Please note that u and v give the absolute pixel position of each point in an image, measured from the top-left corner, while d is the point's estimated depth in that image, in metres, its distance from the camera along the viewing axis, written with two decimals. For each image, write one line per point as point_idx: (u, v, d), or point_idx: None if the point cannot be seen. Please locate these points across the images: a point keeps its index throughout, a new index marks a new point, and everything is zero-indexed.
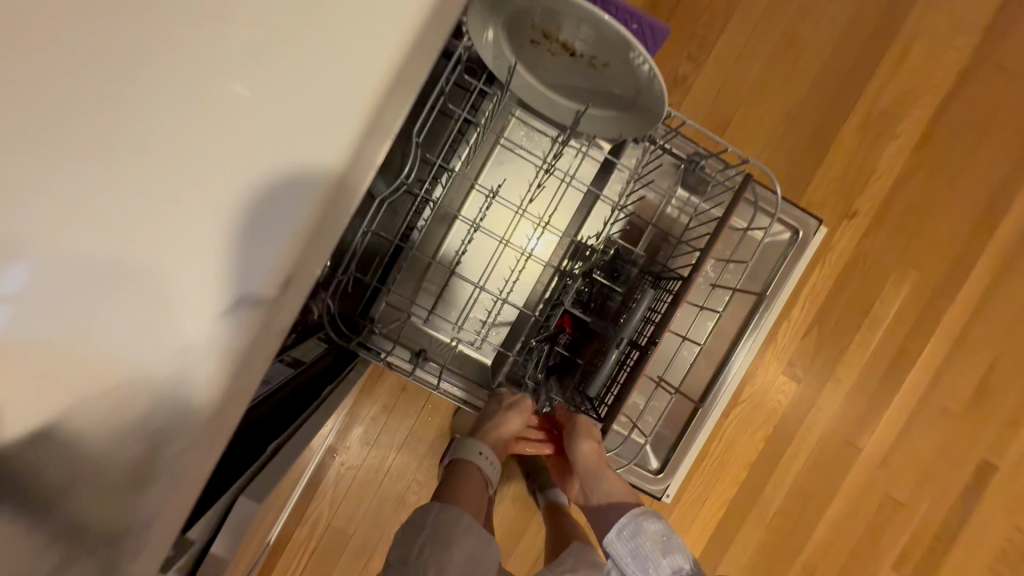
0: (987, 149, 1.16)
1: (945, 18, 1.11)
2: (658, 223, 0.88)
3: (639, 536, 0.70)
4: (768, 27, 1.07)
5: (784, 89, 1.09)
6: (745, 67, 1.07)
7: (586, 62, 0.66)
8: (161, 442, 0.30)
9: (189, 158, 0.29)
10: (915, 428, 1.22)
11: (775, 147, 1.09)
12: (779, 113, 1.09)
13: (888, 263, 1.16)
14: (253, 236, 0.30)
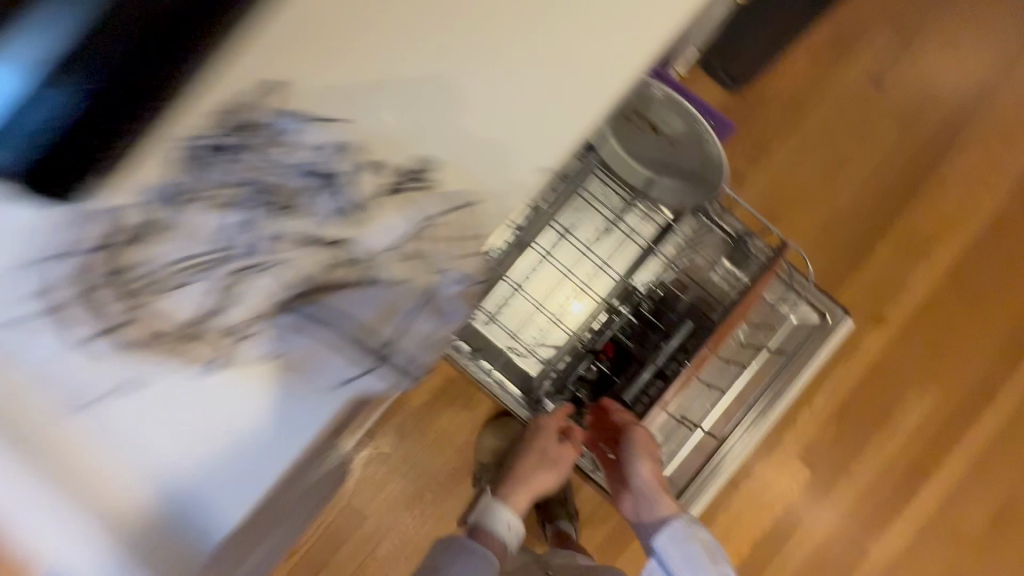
0: (1016, 286, 1.26)
1: (984, 169, 1.26)
2: (704, 287, 0.96)
3: (690, 540, 0.83)
4: (820, 145, 1.24)
5: (828, 198, 1.24)
6: (796, 173, 1.23)
7: (665, 141, 0.84)
8: (400, 314, 0.39)
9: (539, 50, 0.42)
10: (925, 543, 1.23)
11: (814, 246, 1.23)
12: (821, 217, 1.23)
13: (911, 375, 1.24)
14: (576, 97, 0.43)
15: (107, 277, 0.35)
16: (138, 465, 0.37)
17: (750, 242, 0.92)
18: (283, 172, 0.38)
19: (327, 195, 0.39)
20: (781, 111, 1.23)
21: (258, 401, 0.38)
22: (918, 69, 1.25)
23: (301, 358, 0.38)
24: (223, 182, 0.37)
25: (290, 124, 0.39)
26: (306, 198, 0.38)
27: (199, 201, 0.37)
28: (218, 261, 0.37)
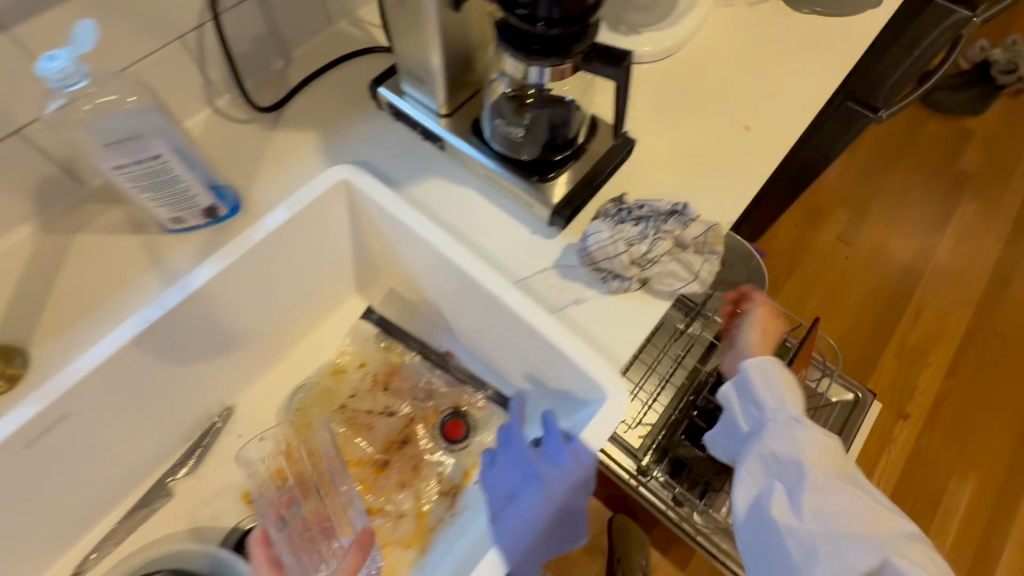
0: (1009, 377, 1.59)
1: (942, 296, 1.71)
2: None
3: (767, 376, 0.64)
4: (841, 285, 1.71)
5: (843, 309, 1.68)
6: (810, 293, 1.69)
7: None
8: (699, 279, 0.57)
9: (720, 135, 0.71)
10: None
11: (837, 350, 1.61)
12: (843, 326, 1.65)
13: (951, 462, 1.46)
14: (745, 162, 0.70)
15: (593, 250, 0.57)
16: (597, 342, 0.56)
17: None
18: (659, 208, 0.59)
19: (676, 218, 0.58)
20: (780, 253, 1.76)
21: (622, 333, 0.57)
22: (873, 228, 1.82)
23: (642, 295, 0.59)
24: (632, 215, 0.59)
25: (649, 202, 0.61)
26: (668, 220, 0.58)
27: (626, 219, 0.58)
28: (645, 238, 0.57)
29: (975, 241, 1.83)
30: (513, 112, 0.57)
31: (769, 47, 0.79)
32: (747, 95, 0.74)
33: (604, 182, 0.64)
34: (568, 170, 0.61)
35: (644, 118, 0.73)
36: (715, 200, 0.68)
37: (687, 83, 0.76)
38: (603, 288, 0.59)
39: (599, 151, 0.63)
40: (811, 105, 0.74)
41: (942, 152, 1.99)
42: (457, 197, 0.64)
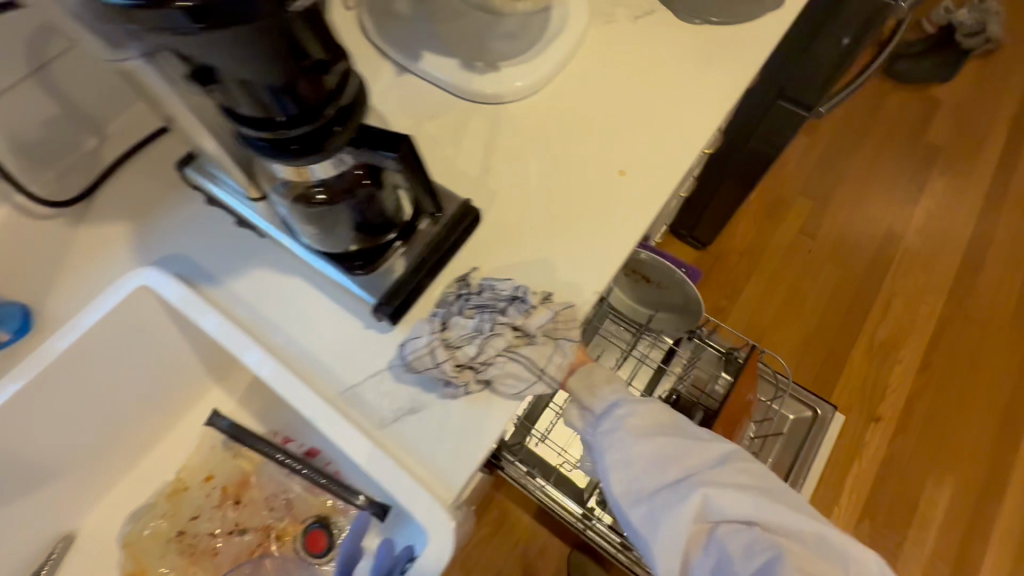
0: (988, 365, 1.51)
1: (913, 283, 1.62)
2: (702, 385, 1.18)
3: (591, 385, 0.62)
4: (805, 279, 1.62)
5: (809, 306, 1.59)
6: (773, 291, 1.61)
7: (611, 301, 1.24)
8: (546, 377, 0.49)
9: (596, 177, 0.62)
10: None
11: (803, 350, 1.53)
12: (810, 323, 1.56)
13: (926, 463, 1.39)
14: (624, 208, 0.61)
15: (411, 358, 0.48)
16: (428, 462, 0.49)
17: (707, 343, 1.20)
18: (498, 293, 0.51)
19: (515, 306, 0.50)
20: (741, 251, 1.66)
21: (459, 449, 0.49)
22: (837, 214, 1.72)
23: (485, 397, 0.50)
24: (467, 306, 0.51)
25: (492, 284, 0.52)
26: (507, 309, 0.50)
27: (458, 312, 0.50)
28: (475, 336, 0.48)
29: (947, 219, 1.73)
30: (307, 214, 0.48)
31: (655, 69, 0.70)
32: (628, 129, 0.66)
33: (448, 263, 0.55)
34: (398, 255, 0.53)
35: (511, 161, 0.64)
36: (589, 256, 0.58)
37: (560, 117, 0.66)
38: (440, 395, 0.50)
39: (437, 228, 0.54)
40: (698, 138, 0.65)
41: (910, 125, 1.88)
42: (281, 292, 0.56)
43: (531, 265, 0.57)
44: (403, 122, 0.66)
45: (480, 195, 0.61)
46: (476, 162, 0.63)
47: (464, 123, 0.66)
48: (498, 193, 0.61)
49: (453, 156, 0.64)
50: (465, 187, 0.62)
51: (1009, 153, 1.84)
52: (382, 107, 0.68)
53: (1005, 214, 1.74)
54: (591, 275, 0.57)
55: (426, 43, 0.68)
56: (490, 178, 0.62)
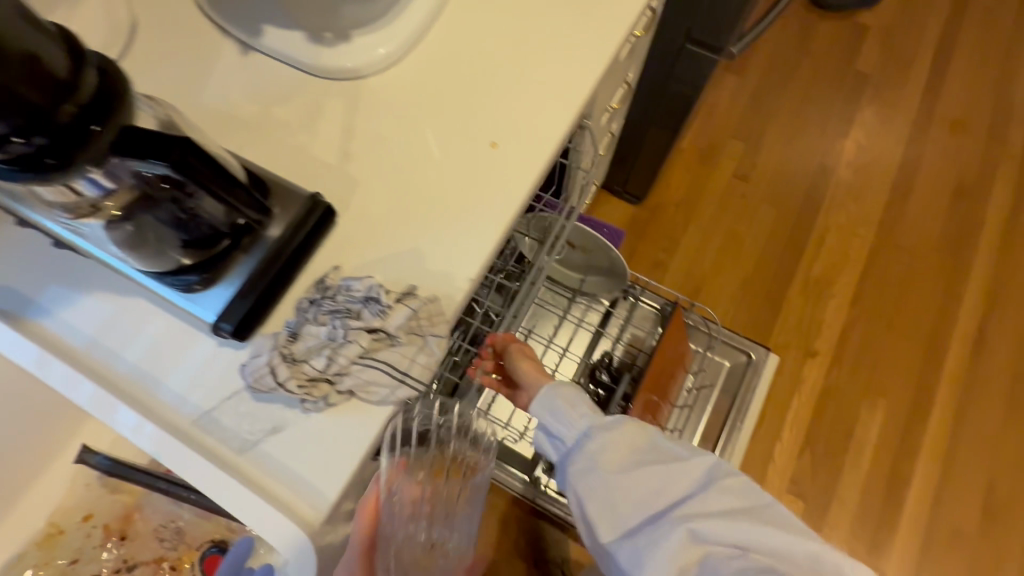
0: (917, 290, 1.56)
1: (846, 217, 1.64)
2: (637, 343, 1.18)
3: (555, 408, 0.61)
4: (741, 223, 1.63)
5: (746, 250, 1.59)
6: (711, 238, 1.60)
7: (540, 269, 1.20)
8: (410, 379, 0.46)
9: (468, 151, 0.58)
10: (935, 529, 1.33)
11: (742, 295, 1.55)
12: (747, 267, 1.58)
13: (860, 390, 1.45)
14: (500, 182, 0.57)
15: (254, 377, 0.44)
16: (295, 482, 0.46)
17: (641, 300, 1.20)
18: (352, 296, 0.47)
19: (370, 307, 0.46)
20: (677, 201, 1.64)
21: (328, 463, 0.46)
22: (770, 154, 1.71)
23: (351, 407, 0.47)
24: (319, 312, 0.47)
25: (348, 284, 0.48)
26: (361, 311, 0.46)
27: (309, 322, 0.46)
28: (325, 347, 0.45)
29: (877, 149, 1.74)
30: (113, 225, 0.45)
31: (527, 22, 0.64)
32: (502, 94, 0.60)
33: (305, 265, 0.51)
34: (242, 265, 0.48)
35: (373, 141, 0.58)
36: (464, 239, 0.54)
37: (427, 86, 0.61)
38: (304, 411, 0.47)
39: (283, 229, 0.49)
40: (574, 98, 0.60)
41: (838, 55, 1.85)
42: (121, 318, 0.50)
43: (399, 254, 0.53)
44: (250, 109, 0.60)
45: (342, 181, 0.56)
46: (336, 146, 0.58)
47: (320, 104, 0.60)
48: (361, 179, 0.56)
49: (309, 143, 0.58)
50: (324, 174, 0.56)
51: (936, 74, 1.84)
52: (226, 93, 0.60)
53: (933, 136, 1.75)
54: (466, 259, 0.53)
55: (269, 17, 0.61)
56: (351, 161, 0.57)
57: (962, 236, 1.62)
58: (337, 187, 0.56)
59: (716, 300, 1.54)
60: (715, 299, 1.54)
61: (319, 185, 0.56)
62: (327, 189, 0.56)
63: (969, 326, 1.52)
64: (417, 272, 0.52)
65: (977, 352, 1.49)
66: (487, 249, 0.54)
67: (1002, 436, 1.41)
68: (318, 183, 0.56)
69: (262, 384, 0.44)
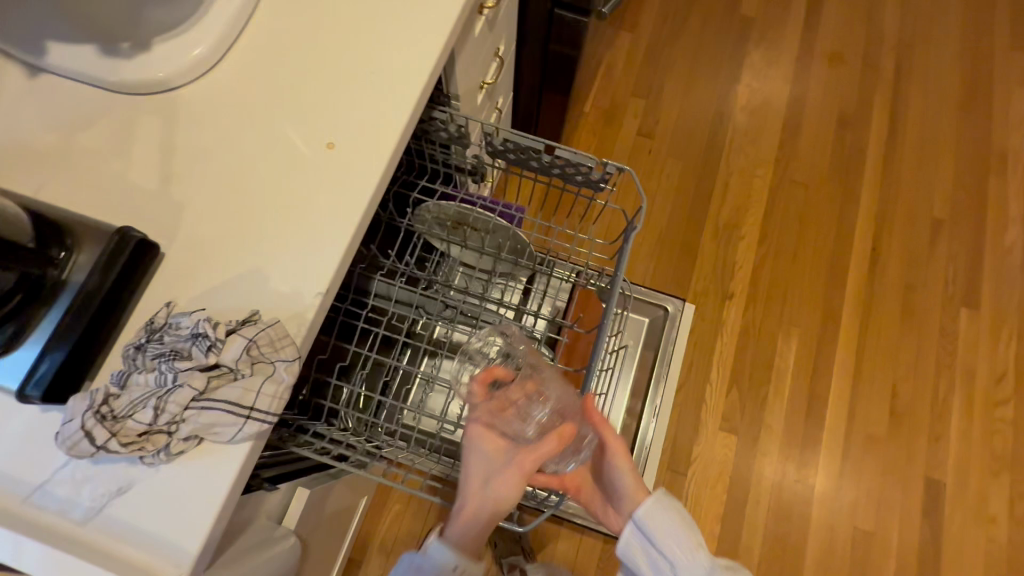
0: (816, 221, 1.65)
1: (746, 159, 1.70)
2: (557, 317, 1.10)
3: (665, 525, 0.61)
4: (649, 180, 1.66)
5: (658, 206, 1.63)
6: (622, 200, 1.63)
7: None
8: (253, 414, 0.43)
9: (304, 154, 0.54)
10: (854, 438, 1.45)
11: (659, 250, 1.58)
12: (660, 222, 1.61)
13: (776, 323, 1.53)
14: (342, 183, 0.53)
15: (72, 442, 0.40)
16: (149, 540, 0.42)
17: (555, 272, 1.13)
18: (179, 334, 0.43)
19: (199, 345, 0.43)
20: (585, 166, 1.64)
21: (180, 516, 0.43)
22: (669, 108, 1.74)
23: (196, 452, 0.44)
24: (144, 359, 0.43)
25: (175, 323, 0.44)
26: (190, 351, 0.43)
27: (135, 371, 0.42)
28: (151, 397, 0.41)
29: (767, 90, 1.80)
30: None
31: (353, 6, 0.60)
32: (333, 87, 0.57)
33: (131, 307, 0.47)
34: (54, 319, 0.44)
35: (197, 156, 0.53)
36: (311, 251, 0.51)
37: (250, 87, 0.56)
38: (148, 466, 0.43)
39: (90, 273, 0.45)
40: (412, 83, 0.57)
41: (722, 2, 1.89)
42: None
43: (238, 279, 0.49)
44: (47, 139, 0.53)
45: (165, 205, 0.51)
46: (155, 166, 0.53)
47: (131, 123, 0.54)
48: (186, 200, 0.52)
49: (123, 170, 0.52)
50: (144, 199, 0.51)
51: (812, 10, 1.91)
52: (17, 124, 0.53)
53: (816, 71, 1.83)
54: (314, 274, 0.50)
55: (52, 30, 0.54)
56: (173, 181, 0.52)
57: (850, 164, 1.72)
58: (160, 212, 0.51)
59: (636, 258, 1.58)
60: (634, 258, 1.58)
61: (138, 212, 0.51)
62: (149, 216, 0.51)
63: (864, 247, 1.63)
64: (262, 294, 0.49)
65: (874, 271, 1.61)
66: (336, 258, 0.51)
67: (902, 343, 1.54)
68: (137, 210, 0.51)
69: (83, 450, 0.40)
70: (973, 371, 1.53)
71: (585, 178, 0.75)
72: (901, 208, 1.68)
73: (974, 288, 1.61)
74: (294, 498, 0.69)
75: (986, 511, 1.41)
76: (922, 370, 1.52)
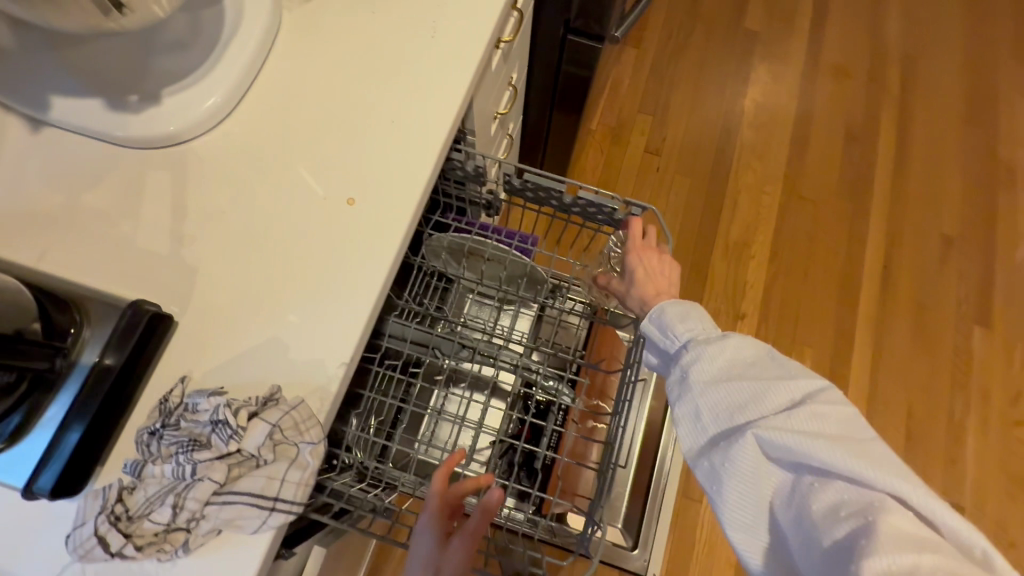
0: (827, 240, 1.63)
1: (754, 177, 1.68)
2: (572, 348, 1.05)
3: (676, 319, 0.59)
4: (657, 199, 1.63)
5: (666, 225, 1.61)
6: None
7: None
8: (277, 506, 0.40)
9: (323, 212, 0.52)
10: None
11: None
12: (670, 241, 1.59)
13: (788, 344, 1.51)
14: (363, 243, 0.51)
15: (83, 545, 0.37)
16: None
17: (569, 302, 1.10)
18: (198, 420, 0.41)
19: (220, 432, 0.40)
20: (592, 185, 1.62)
21: None
22: (676, 125, 1.72)
23: (213, 548, 0.40)
24: (160, 448, 0.40)
25: (194, 404, 0.42)
26: (210, 438, 0.40)
27: (150, 461, 0.39)
28: (169, 493, 0.38)
29: (774, 106, 1.78)
30: None
31: (371, 53, 0.57)
32: (352, 139, 0.54)
33: (142, 385, 0.44)
34: (63, 403, 0.41)
35: (210, 214, 0.51)
36: (330, 319, 0.48)
37: (265, 140, 0.53)
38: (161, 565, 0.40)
39: (103, 352, 0.43)
40: (435, 136, 0.55)
41: (728, 17, 1.87)
42: None
43: (255, 350, 0.46)
44: (51, 197, 0.50)
45: (178, 269, 0.48)
46: (166, 226, 0.50)
47: (139, 181, 0.51)
48: (199, 263, 0.49)
49: (132, 233, 0.49)
50: (156, 263, 0.48)
51: (818, 25, 1.90)
52: (19, 184, 0.50)
53: (822, 86, 1.82)
54: (335, 344, 0.47)
55: (56, 84, 0.51)
56: (186, 243, 0.49)
57: (859, 181, 1.71)
58: (172, 277, 0.48)
59: None
60: None
61: (150, 278, 0.48)
62: (161, 282, 0.48)
63: (876, 267, 1.61)
64: (280, 367, 0.46)
65: (886, 290, 1.59)
66: (357, 325, 0.48)
67: (915, 364, 1.52)
68: (148, 276, 0.48)
69: (98, 557, 0.37)
70: (987, 392, 1.51)
71: (607, 218, 0.73)
72: (912, 226, 1.67)
73: (986, 308, 1.59)
74: (308, 560, 0.66)
75: (1005, 537, 1.38)
76: (937, 392, 1.49)
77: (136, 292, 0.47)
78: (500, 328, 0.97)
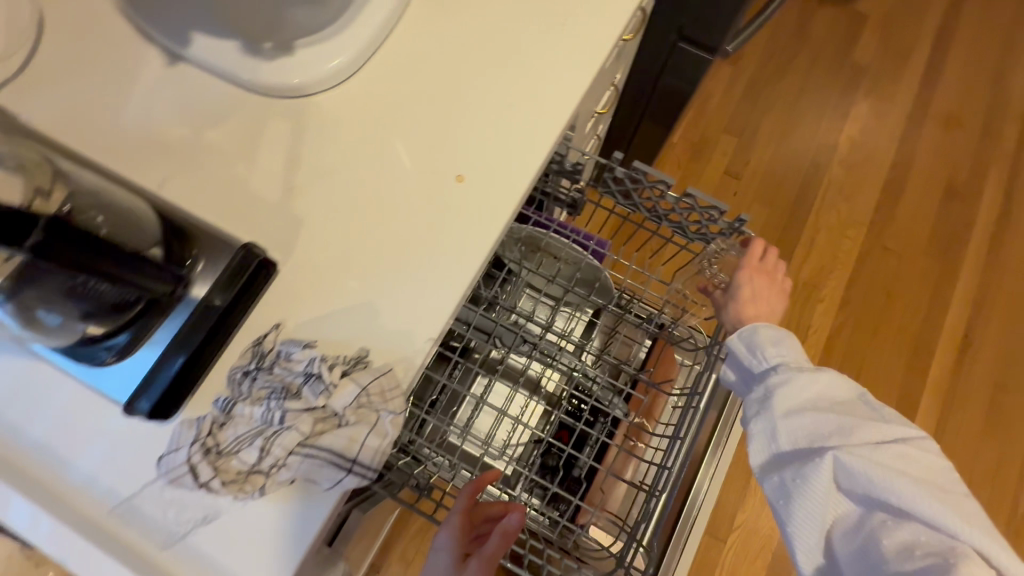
0: (905, 297, 1.53)
1: (836, 218, 1.60)
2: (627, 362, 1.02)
3: (766, 340, 0.54)
4: None
5: None
6: None
7: None
8: (355, 467, 0.40)
9: (431, 185, 0.51)
10: None
11: None
12: None
13: None
14: (466, 221, 0.50)
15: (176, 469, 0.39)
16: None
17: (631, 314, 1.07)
18: (291, 369, 0.41)
19: (311, 385, 0.41)
20: None
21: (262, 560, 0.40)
22: (762, 151, 1.65)
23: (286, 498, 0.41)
24: (253, 389, 0.41)
25: (288, 353, 0.42)
26: (301, 389, 0.40)
27: (240, 401, 0.40)
28: (257, 435, 0.39)
29: (871, 147, 1.68)
30: None
31: (498, 34, 0.56)
32: (469, 116, 0.53)
33: (239, 326, 0.45)
34: (170, 332, 0.43)
35: (322, 171, 0.51)
36: (424, 292, 0.48)
37: (383, 105, 0.54)
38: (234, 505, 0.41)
39: (211, 289, 0.44)
40: (551, 125, 0.53)
41: (837, 47, 1.78)
42: (36, 396, 0.43)
43: (348, 311, 0.47)
44: (177, 130, 0.52)
45: (285, 219, 0.49)
46: (280, 176, 0.51)
47: (260, 128, 0.52)
48: (305, 216, 0.49)
49: (247, 177, 0.50)
50: (265, 210, 0.49)
51: (933, 68, 1.78)
52: (151, 113, 0.52)
53: (928, 132, 1.70)
54: (425, 318, 0.47)
55: (199, 24, 0.53)
56: (296, 194, 0.50)
57: (951, 240, 1.59)
58: (278, 227, 0.49)
59: None
60: None
61: (257, 223, 0.49)
62: (268, 229, 0.49)
63: (955, 334, 1.50)
64: (369, 331, 0.46)
65: (961, 361, 1.48)
66: (450, 303, 0.48)
67: (981, 445, 1.41)
68: (256, 221, 0.49)
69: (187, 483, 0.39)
70: None
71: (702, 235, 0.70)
72: (1002, 297, 1.55)
73: None
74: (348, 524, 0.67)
75: None
76: (1001, 478, 1.39)
77: (243, 235, 0.48)
78: (558, 329, 0.95)
